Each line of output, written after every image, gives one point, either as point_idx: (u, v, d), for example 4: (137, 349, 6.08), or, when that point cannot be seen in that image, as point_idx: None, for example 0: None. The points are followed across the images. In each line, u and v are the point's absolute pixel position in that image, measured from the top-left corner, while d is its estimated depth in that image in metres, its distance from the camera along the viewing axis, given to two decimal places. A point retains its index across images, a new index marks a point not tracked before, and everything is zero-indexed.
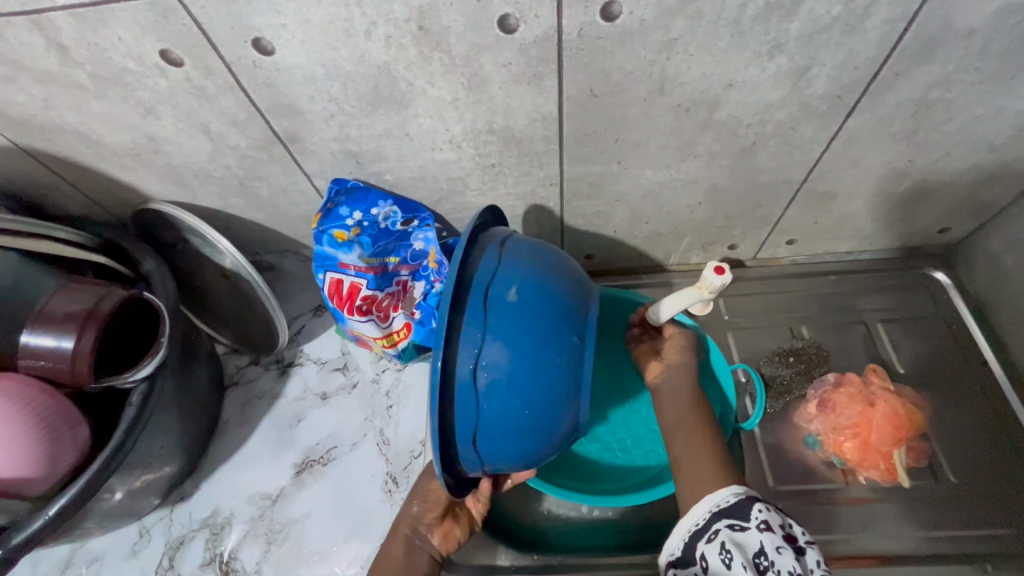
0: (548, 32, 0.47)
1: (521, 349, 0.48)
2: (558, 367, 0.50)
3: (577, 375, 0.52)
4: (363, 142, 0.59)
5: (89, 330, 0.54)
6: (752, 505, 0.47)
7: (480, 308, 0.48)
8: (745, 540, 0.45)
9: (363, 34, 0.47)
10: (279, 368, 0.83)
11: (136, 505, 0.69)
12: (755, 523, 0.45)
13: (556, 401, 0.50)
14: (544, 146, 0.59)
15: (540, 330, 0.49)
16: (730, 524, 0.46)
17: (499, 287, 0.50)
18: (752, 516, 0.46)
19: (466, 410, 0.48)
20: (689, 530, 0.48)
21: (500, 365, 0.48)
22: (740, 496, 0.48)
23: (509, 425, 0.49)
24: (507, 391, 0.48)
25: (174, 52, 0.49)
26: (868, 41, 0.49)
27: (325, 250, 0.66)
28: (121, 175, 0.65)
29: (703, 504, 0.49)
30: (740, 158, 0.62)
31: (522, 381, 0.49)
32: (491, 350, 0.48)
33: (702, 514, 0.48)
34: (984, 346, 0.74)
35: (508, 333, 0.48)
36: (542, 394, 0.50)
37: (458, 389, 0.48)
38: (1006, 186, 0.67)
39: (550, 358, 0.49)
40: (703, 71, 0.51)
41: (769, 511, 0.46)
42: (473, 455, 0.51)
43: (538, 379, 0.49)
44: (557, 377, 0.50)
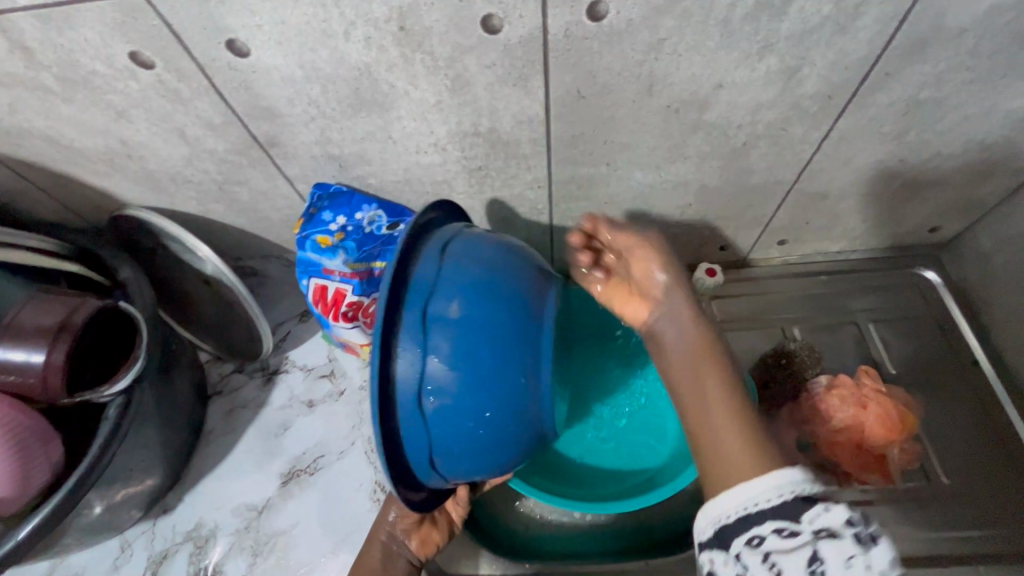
0: (533, 33, 0.46)
1: (464, 363, 0.47)
2: (507, 377, 0.48)
3: (532, 382, 0.50)
4: (345, 145, 0.57)
5: (62, 342, 0.53)
6: (811, 506, 0.36)
7: (417, 323, 0.47)
8: (798, 549, 0.35)
9: (342, 35, 0.46)
10: (263, 376, 0.81)
11: (116, 520, 0.67)
12: (809, 528, 0.35)
13: (509, 412, 0.49)
14: (532, 148, 0.58)
15: (482, 342, 0.48)
16: (778, 527, 0.36)
17: (437, 297, 0.48)
18: (812, 520, 0.35)
19: (414, 431, 0.48)
20: (721, 523, 0.37)
21: (441, 382, 0.47)
22: (793, 496, 0.36)
23: (461, 441, 0.49)
24: (455, 406, 0.48)
25: (144, 54, 0.47)
26: (859, 40, 0.49)
27: (309, 256, 0.64)
28: (94, 181, 0.63)
29: (741, 496, 0.37)
30: (731, 159, 0.61)
31: (468, 395, 0.48)
32: (432, 367, 0.47)
33: (741, 508, 0.37)
34: (975, 344, 0.74)
35: (447, 348, 0.47)
36: (493, 405, 0.48)
37: (403, 408, 0.48)
38: (997, 184, 0.67)
39: (496, 371, 0.48)
40: (693, 72, 0.50)
41: (832, 513, 0.35)
42: (430, 469, 0.51)
43: (485, 393, 0.48)
44: (508, 387, 0.49)
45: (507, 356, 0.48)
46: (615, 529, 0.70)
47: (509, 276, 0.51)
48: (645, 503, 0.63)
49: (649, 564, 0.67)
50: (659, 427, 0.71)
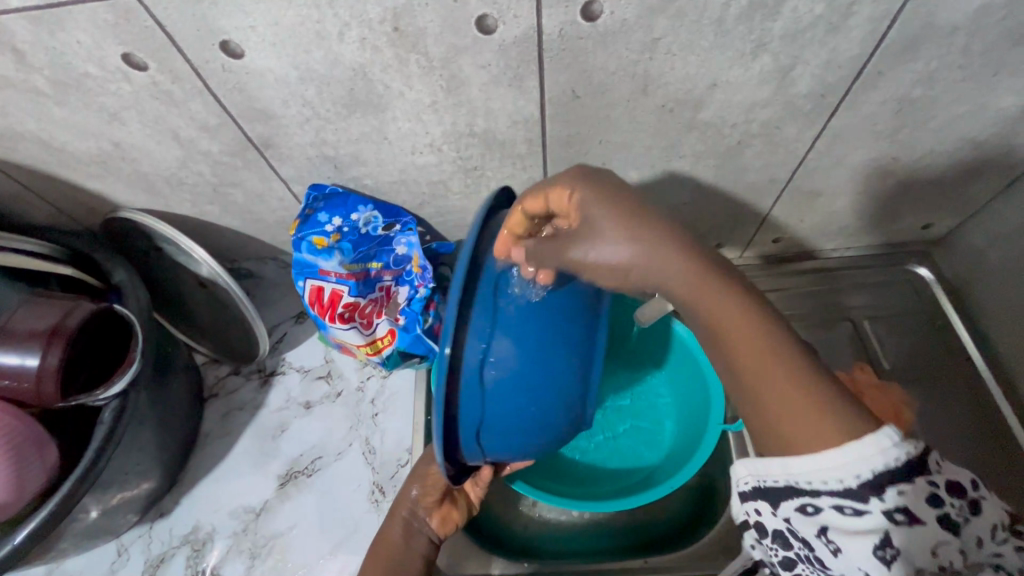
0: (527, 33, 0.46)
1: (532, 343, 0.48)
2: (566, 362, 0.50)
3: (584, 370, 0.52)
4: (340, 146, 0.57)
5: (56, 347, 0.52)
6: (884, 490, 0.35)
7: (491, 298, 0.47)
8: (860, 526, 0.36)
9: (336, 36, 0.46)
10: (260, 378, 0.81)
11: (113, 524, 0.67)
12: (879, 509, 0.35)
13: (563, 396, 0.50)
14: (528, 148, 0.58)
15: (549, 324, 0.49)
16: (839, 506, 0.36)
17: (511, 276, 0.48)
18: (885, 504, 0.35)
19: (471, 404, 0.47)
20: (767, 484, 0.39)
21: (509, 358, 0.47)
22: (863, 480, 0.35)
23: (515, 420, 0.49)
24: (516, 381, 0.48)
25: (137, 56, 0.47)
26: (852, 40, 0.49)
27: (305, 257, 0.64)
28: (88, 184, 0.63)
29: (798, 471, 0.37)
30: (725, 158, 0.61)
31: (530, 376, 0.48)
32: (501, 342, 0.47)
33: (794, 481, 0.37)
34: (967, 340, 0.74)
35: (518, 326, 0.47)
36: (549, 388, 0.49)
37: (463, 381, 0.47)
38: (989, 181, 0.68)
39: (558, 355, 0.50)
40: (687, 71, 0.50)
41: (905, 495, 0.35)
42: (473, 447, 0.50)
43: (545, 374, 0.49)
44: (564, 373, 0.50)
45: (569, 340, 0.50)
46: (612, 529, 0.70)
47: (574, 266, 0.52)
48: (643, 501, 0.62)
49: (649, 561, 0.65)
50: (657, 432, 0.72)
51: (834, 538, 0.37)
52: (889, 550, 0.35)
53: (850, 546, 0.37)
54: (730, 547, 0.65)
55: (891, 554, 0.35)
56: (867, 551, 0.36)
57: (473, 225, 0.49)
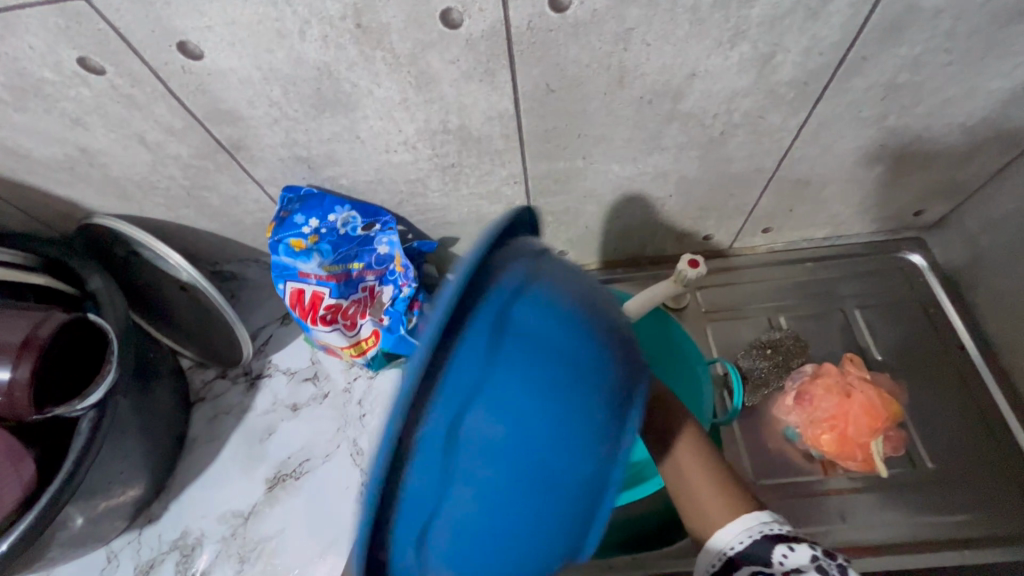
0: (494, 27, 0.44)
1: (517, 462, 0.32)
2: (552, 532, 0.34)
3: (581, 534, 0.36)
4: (313, 146, 0.56)
5: (26, 359, 0.52)
6: (776, 546, 0.38)
7: (454, 439, 0.31)
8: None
9: (297, 35, 0.44)
10: (246, 381, 0.80)
11: (100, 531, 0.66)
12: (781, 567, 0.38)
13: (547, 548, 0.35)
14: (505, 144, 0.57)
15: (537, 478, 0.33)
16: (754, 570, 0.38)
17: (494, 385, 0.32)
18: (777, 561, 0.38)
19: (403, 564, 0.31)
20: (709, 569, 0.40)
21: (472, 516, 0.32)
22: (761, 536, 0.39)
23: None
24: (478, 529, 0.32)
25: (93, 60, 0.46)
26: (833, 25, 0.47)
27: (283, 260, 0.63)
28: (58, 190, 0.62)
29: (721, 541, 0.40)
30: (709, 148, 0.60)
31: (492, 551, 0.33)
32: (458, 495, 0.31)
33: (727, 551, 0.39)
34: (960, 328, 0.73)
35: (486, 483, 0.32)
36: (531, 526, 0.33)
37: (385, 568, 0.31)
38: (980, 165, 0.66)
39: (553, 491, 0.33)
40: (664, 61, 0.49)
41: (797, 551, 0.38)
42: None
43: (525, 518, 0.33)
44: (546, 546, 0.35)
45: (563, 499, 0.34)
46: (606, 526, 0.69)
47: (596, 370, 0.35)
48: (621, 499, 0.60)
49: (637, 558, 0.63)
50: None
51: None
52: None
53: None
54: None
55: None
56: None
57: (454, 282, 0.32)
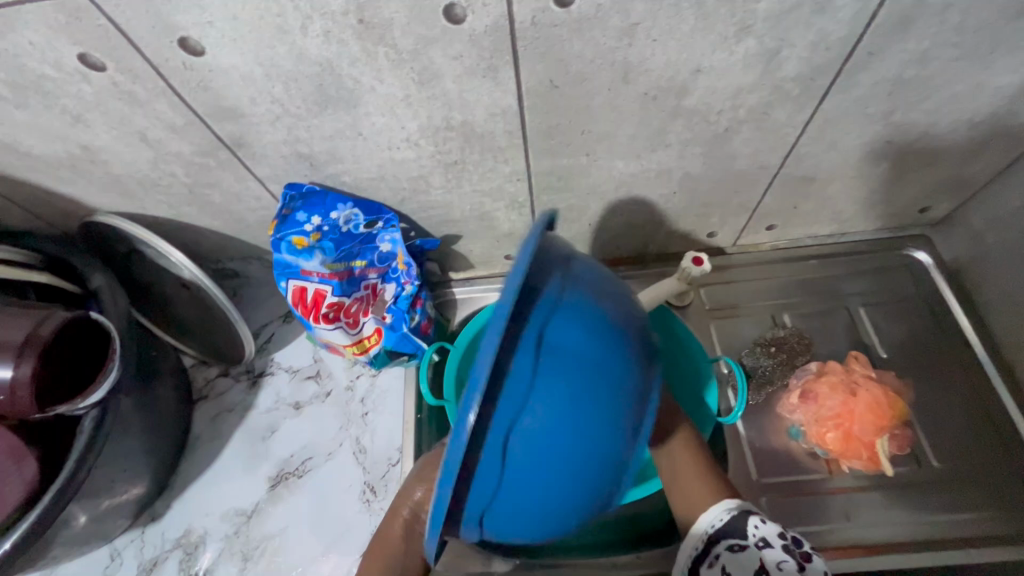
0: (498, 22, 0.44)
1: (575, 400, 0.40)
2: (602, 453, 0.42)
3: (620, 468, 0.44)
4: (315, 143, 0.55)
5: (28, 358, 0.52)
6: (749, 521, 0.46)
7: (534, 365, 0.39)
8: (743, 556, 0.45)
9: (299, 30, 0.44)
10: (249, 379, 0.80)
11: (104, 529, 0.66)
12: (754, 540, 0.45)
13: (595, 477, 0.43)
14: (508, 141, 0.56)
15: (590, 416, 0.41)
16: (730, 544, 0.46)
17: (557, 337, 0.41)
18: (750, 534, 0.45)
19: (485, 478, 0.39)
20: (693, 548, 0.47)
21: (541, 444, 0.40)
22: (735, 513, 0.47)
23: (532, 499, 0.42)
24: (543, 455, 0.40)
25: (93, 56, 0.45)
26: (840, 20, 0.46)
27: (285, 258, 0.62)
28: (61, 188, 0.62)
29: (704, 520, 0.48)
30: (714, 145, 0.59)
31: (558, 466, 0.41)
32: (529, 425, 0.39)
33: (709, 529, 0.47)
34: (966, 325, 0.73)
35: (557, 399, 0.40)
36: (585, 457, 0.42)
37: (478, 464, 0.38)
38: (987, 162, 0.66)
39: (602, 428, 0.42)
40: (668, 57, 0.48)
41: (766, 524, 0.45)
42: (472, 528, 0.43)
43: (579, 450, 0.41)
44: (600, 467, 0.42)
45: (614, 426, 0.42)
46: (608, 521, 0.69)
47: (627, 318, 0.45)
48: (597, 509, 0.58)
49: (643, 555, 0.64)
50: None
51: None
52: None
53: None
54: None
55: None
56: None
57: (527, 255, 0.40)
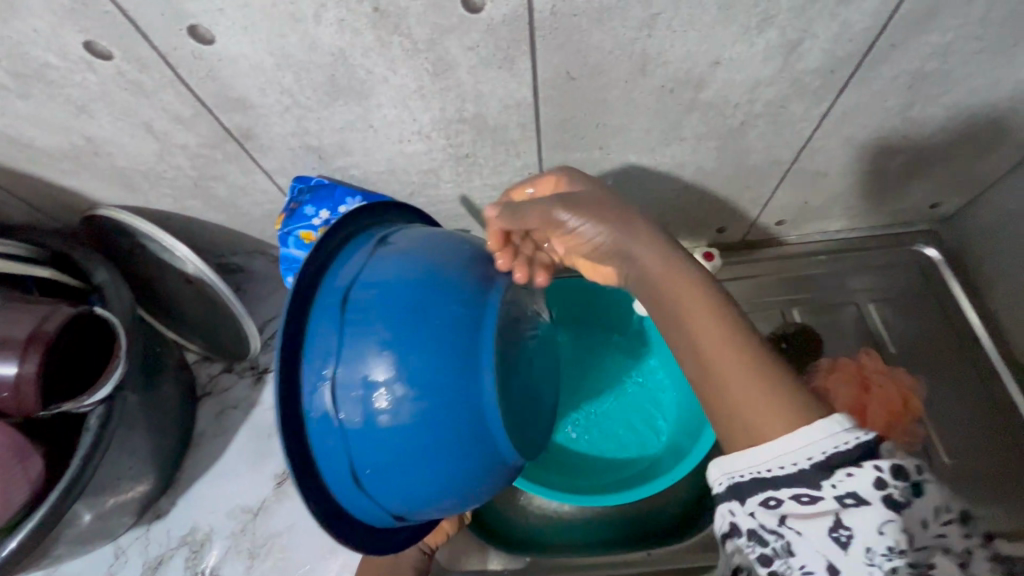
0: (517, 11, 0.43)
1: (385, 346, 0.42)
2: (435, 391, 0.43)
3: (472, 410, 0.44)
4: (324, 136, 0.54)
5: (33, 354, 0.51)
6: (833, 472, 0.33)
7: (336, 317, 0.44)
8: (816, 510, 0.33)
9: (312, 19, 0.42)
10: (254, 376, 0.79)
11: (109, 527, 0.65)
12: (840, 492, 0.33)
13: (440, 417, 0.43)
14: (521, 134, 0.55)
15: (410, 354, 0.42)
16: (797, 493, 0.33)
17: (356, 294, 0.44)
18: (831, 485, 0.33)
19: (328, 440, 0.44)
20: (733, 479, 0.35)
21: (367, 396, 0.42)
22: (815, 461, 0.33)
23: (384, 452, 0.43)
24: (369, 408, 0.42)
25: (99, 44, 0.44)
26: (864, 11, 0.46)
27: (293, 252, 0.61)
28: (61, 180, 0.60)
29: (756, 461, 0.34)
30: (730, 139, 0.58)
31: (395, 405, 0.42)
32: (346, 382, 0.43)
33: (764, 471, 0.34)
34: (976, 322, 0.72)
35: (365, 348, 0.42)
36: (416, 399, 0.43)
37: (314, 425, 0.44)
38: (1000, 157, 0.65)
39: (427, 364, 0.43)
40: (688, 49, 0.48)
41: (856, 477, 0.33)
42: (363, 499, 0.46)
43: (407, 391, 0.42)
44: (439, 401, 0.43)
45: (437, 354, 0.43)
46: (616, 520, 0.69)
47: (449, 262, 0.46)
48: (634, 499, 0.63)
49: (653, 553, 0.66)
50: (637, 433, 0.72)
51: (794, 530, 0.34)
52: (848, 535, 0.33)
53: (811, 535, 0.33)
54: None
55: (847, 535, 0.33)
56: (824, 537, 0.33)
57: (323, 246, 0.48)
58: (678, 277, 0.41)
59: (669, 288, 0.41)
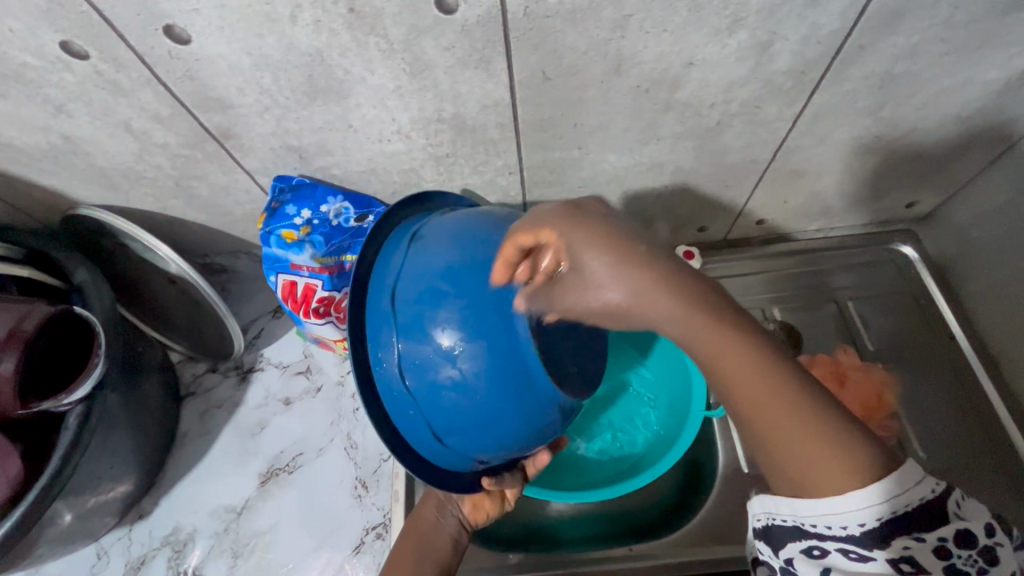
0: (491, 12, 0.43)
1: (433, 265, 0.46)
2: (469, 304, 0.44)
3: (506, 326, 0.45)
4: (304, 136, 0.55)
5: (10, 353, 0.52)
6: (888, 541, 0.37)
7: (397, 254, 0.50)
8: (864, 568, 0.38)
9: (288, 19, 0.43)
10: (238, 375, 0.79)
11: (90, 527, 0.65)
12: (891, 556, 0.37)
13: (474, 330, 0.44)
14: (500, 134, 0.56)
15: (450, 274, 0.45)
16: (846, 549, 0.38)
17: (415, 233, 0.51)
18: (883, 550, 0.37)
19: (385, 353, 0.47)
20: (775, 520, 0.41)
21: (413, 309, 0.46)
22: (868, 531, 0.37)
23: (428, 363, 0.45)
24: (415, 318, 0.46)
25: (76, 44, 0.44)
26: (832, 13, 0.47)
27: (275, 252, 0.61)
28: (42, 180, 0.60)
29: (803, 514, 0.39)
30: (706, 139, 0.59)
31: (432, 317, 0.45)
32: (399, 298, 0.47)
33: (813, 526, 0.39)
34: (951, 319, 0.74)
35: (415, 271, 0.47)
36: (454, 311, 0.44)
37: (372, 328, 0.48)
38: (974, 157, 0.66)
39: (465, 282, 0.45)
40: (661, 50, 0.48)
41: (907, 546, 0.37)
42: (414, 419, 0.48)
43: (447, 303, 0.45)
44: (474, 314, 0.44)
45: (474, 272, 0.45)
46: (608, 516, 0.70)
47: (494, 212, 0.50)
48: (617, 494, 0.63)
49: (634, 549, 0.65)
50: (639, 422, 0.73)
51: None
52: None
53: None
54: (713, 532, 0.66)
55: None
56: None
57: (395, 211, 0.55)
58: (696, 326, 0.38)
59: (700, 349, 0.39)
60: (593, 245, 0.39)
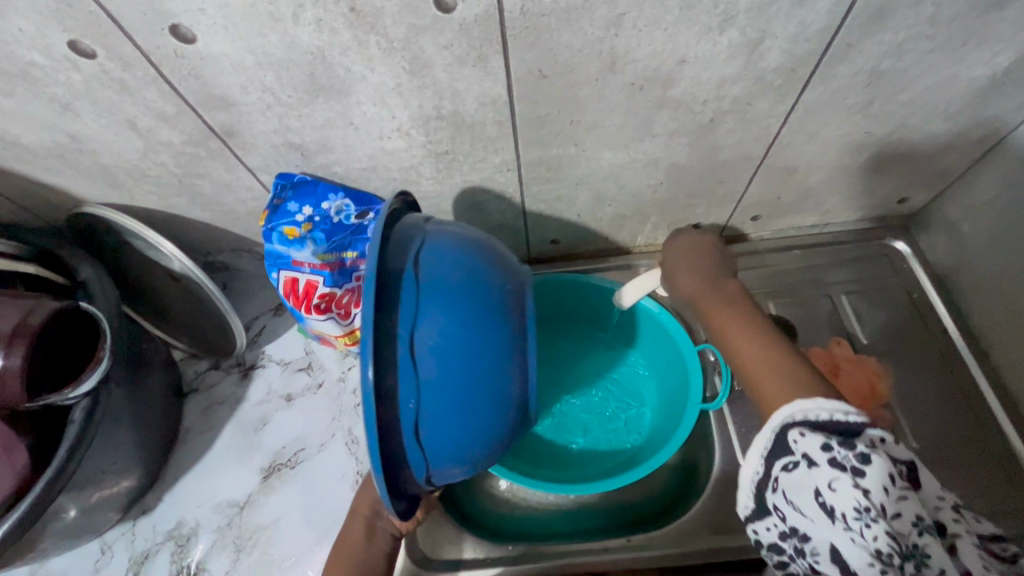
0: (488, 11, 0.45)
1: (463, 305, 0.47)
2: (496, 350, 0.48)
3: (519, 370, 0.51)
4: (306, 133, 0.56)
5: (19, 347, 0.52)
6: (792, 440, 0.42)
7: (412, 277, 0.46)
8: (798, 479, 0.42)
9: (291, 18, 0.44)
10: (240, 372, 0.80)
11: (95, 522, 0.66)
12: (800, 454, 0.42)
13: (498, 374, 0.49)
14: (498, 131, 0.57)
15: (482, 317, 0.48)
16: (783, 465, 0.43)
17: (427, 259, 0.48)
18: (793, 449, 0.42)
19: (406, 388, 0.44)
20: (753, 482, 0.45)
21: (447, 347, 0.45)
22: (777, 432, 0.44)
23: (454, 401, 0.46)
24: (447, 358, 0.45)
25: (83, 43, 0.46)
26: (819, 12, 0.48)
27: (277, 248, 0.61)
28: (48, 179, 0.62)
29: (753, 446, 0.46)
30: (699, 135, 0.61)
31: (465, 357, 0.46)
32: (427, 333, 0.45)
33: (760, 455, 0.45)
34: (945, 315, 0.75)
35: (445, 306, 0.46)
36: (484, 355, 0.48)
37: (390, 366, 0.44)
38: (964, 152, 0.67)
39: (493, 328, 0.48)
40: (654, 48, 0.50)
41: (808, 438, 0.42)
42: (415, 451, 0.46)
43: (480, 347, 0.47)
44: (497, 358, 0.49)
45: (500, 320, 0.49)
46: (609, 509, 0.71)
47: (491, 253, 0.53)
48: (624, 484, 0.62)
49: (632, 539, 0.65)
50: (637, 416, 0.74)
51: (790, 503, 0.42)
52: (824, 497, 0.40)
53: (800, 505, 0.42)
54: (711, 525, 0.66)
55: (822, 500, 0.40)
56: (812, 504, 0.41)
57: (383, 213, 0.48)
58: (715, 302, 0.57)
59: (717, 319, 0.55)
60: (684, 245, 0.65)
